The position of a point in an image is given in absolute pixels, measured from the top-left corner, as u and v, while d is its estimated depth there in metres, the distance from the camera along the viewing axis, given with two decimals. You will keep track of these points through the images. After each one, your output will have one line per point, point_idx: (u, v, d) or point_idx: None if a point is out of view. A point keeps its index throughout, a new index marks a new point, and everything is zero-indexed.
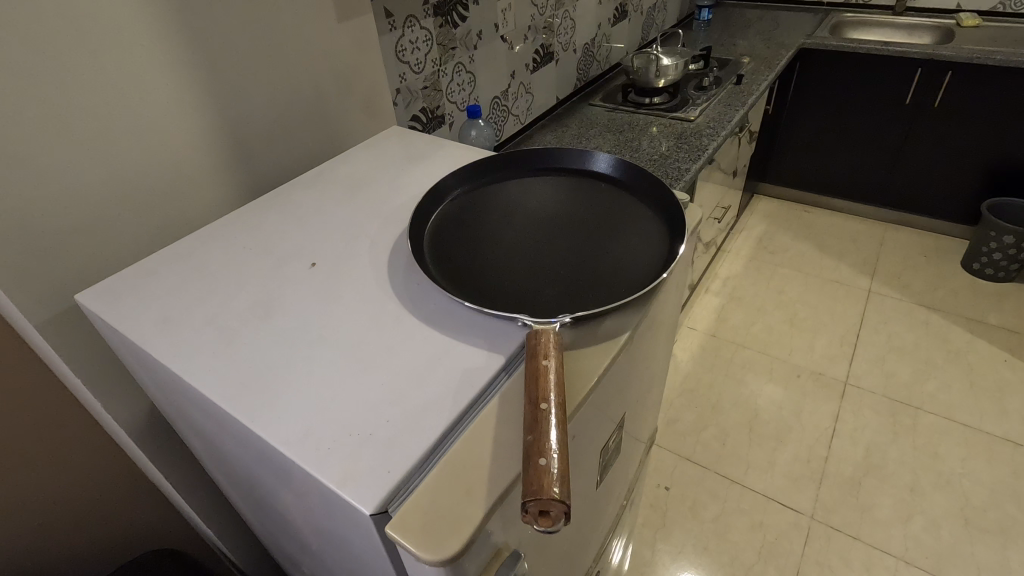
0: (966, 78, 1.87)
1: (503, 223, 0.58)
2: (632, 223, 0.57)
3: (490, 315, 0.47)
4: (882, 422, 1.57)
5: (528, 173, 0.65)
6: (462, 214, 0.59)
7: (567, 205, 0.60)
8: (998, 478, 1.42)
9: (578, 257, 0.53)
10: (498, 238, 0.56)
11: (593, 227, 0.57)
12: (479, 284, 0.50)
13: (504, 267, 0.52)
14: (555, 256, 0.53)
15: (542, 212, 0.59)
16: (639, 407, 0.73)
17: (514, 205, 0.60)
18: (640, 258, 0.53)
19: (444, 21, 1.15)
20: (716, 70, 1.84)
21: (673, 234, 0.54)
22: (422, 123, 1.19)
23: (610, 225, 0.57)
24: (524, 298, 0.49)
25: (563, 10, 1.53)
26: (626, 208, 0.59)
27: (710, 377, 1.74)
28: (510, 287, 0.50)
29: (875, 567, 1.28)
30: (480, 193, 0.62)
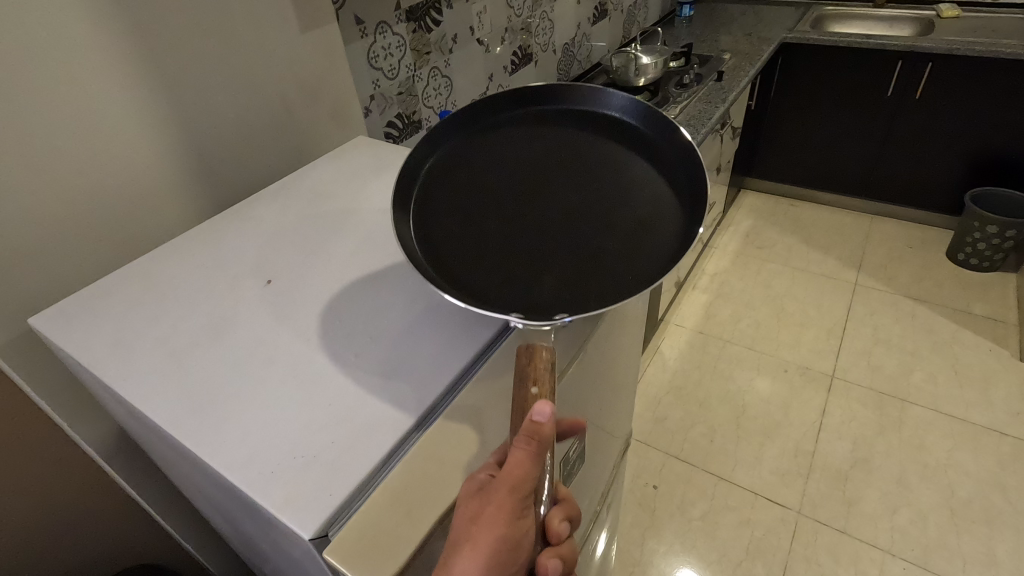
0: (946, 69, 1.87)
1: (503, 185, 0.55)
2: (641, 185, 0.54)
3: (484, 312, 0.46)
4: (869, 415, 1.58)
5: (532, 118, 0.60)
6: (458, 176, 0.56)
7: (572, 163, 0.56)
8: (984, 469, 1.43)
9: (584, 232, 0.51)
10: (498, 211, 0.53)
11: (599, 192, 0.54)
12: (478, 267, 0.49)
13: (505, 244, 0.51)
14: (558, 229, 0.51)
15: (546, 173, 0.56)
16: (610, 411, 0.73)
17: (516, 162, 0.57)
18: (651, 231, 0.50)
19: (417, 26, 1.14)
20: (697, 67, 1.84)
21: (674, 211, 0.51)
22: (399, 128, 1.18)
23: (616, 190, 0.54)
24: (524, 287, 0.48)
25: (541, 10, 1.53)
26: (636, 168, 0.55)
27: (698, 374, 1.74)
28: (515, 271, 0.49)
29: (862, 561, 1.28)
30: (478, 147, 0.58)
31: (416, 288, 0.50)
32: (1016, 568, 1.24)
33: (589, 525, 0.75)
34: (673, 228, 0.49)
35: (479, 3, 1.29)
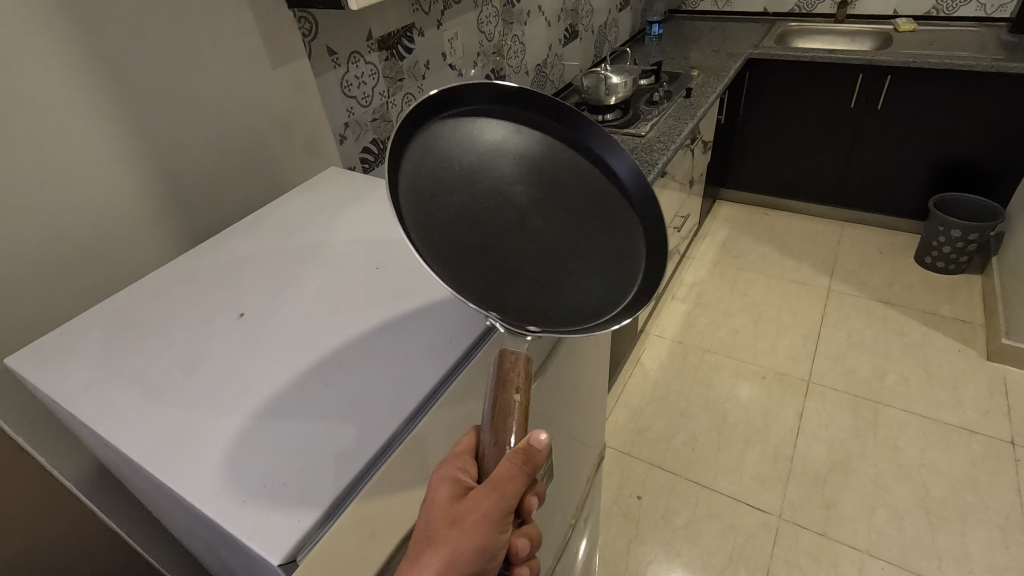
0: (905, 81, 1.95)
1: (487, 177, 0.54)
2: (606, 219, 0.57)
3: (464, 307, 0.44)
4: (845, 418, 1.61)
5: (519, 113, 0.58)
6: (448, 154, 0.53)
7: (548, 173, 0.57)
8: (956, 467, 1.46)
9: (551, 255, 0.52)
10: (482, 208, 0.52)
11: (567, 211, 0.56)
12: (460, 258, 0.47)
13: (479, 242, 0.50)
14: (530, 238, 0.52)
15: (528, 175, 0.56)
16: (580, 425, 0.75)
17: (496, 154, 0.55)
18: (601, 282, 0.53)
19: (389, 54, 1.17)
20: (666, 84, 1.90)
21: (631, 256, 0.55)
22: (374, 153, 1.20)
23: (583, 214, 0.56)
24: (496, 291, 0.47)
25: (512, 34, 1.57)
26: (601, 203, 0.58)
27: (679, 384, 1.77)
28: (493, 278, 0.48)
29: (841, 563, 1.31)
30: (465, 127, 0.55)
31: (383, 316, 0.52)
32: (989, 565, 1.27)
33: (564, 540, 0.77)
34: (629, 272, 0.54)
35: (451, 31, 1.33)
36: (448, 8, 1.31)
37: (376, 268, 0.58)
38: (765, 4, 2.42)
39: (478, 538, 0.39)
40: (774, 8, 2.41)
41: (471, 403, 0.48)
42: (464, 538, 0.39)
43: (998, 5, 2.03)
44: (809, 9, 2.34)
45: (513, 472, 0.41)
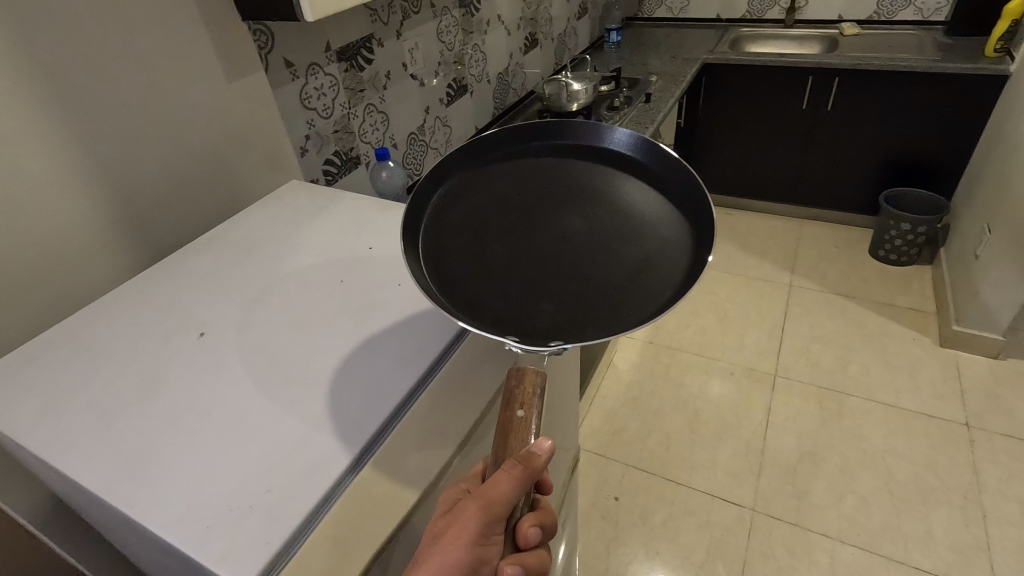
0: (852, 82, 2.03)
1: (506, 216, 0.59)
2: (649, 233, 0.56)
3: (494, 326, 0.50)
4: (811, 409, 1.66)
5: (584, 146, 0.64)
6: (464, 214, 0.59)
7: (594, 193, 0.60)
8: (917, 450, 1.51)
9: (591, 262, 0.54)
10: (508, 243, 0.56)
11: (605, 227, 0.57)
12: (487, 289, 0.52)
13: (506, 262, 0.54)
14: (564, 250, 0.55)
15: (549, 206, 0.60)
16: (553, 425, 0.76)
17: (542, 182, 0.62)
18: (654, 263, 0.53)
19: (349, 65, 1.16)
20: (626, 90, 1.93)
21: (675, 268, 0.52)
22: (337, 165, 1.19)
23: (621, 227, 0.57)
24: (521, 308, 0.51)
25: (473, 43, 1.58)
26: (652, 219, 0.57)
27: (651, 384, 1.79)
28: (527, 298, 0.51)
29: (813, 551, 1.34)
30: (524, 164, 0.64)
31: (349, 329, 0.51)
32: (953, 544, 1.32)
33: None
34: (667, 282, 0.50)
35: (411, 40, 1.33)
36: (407, 18, 1.31)
37: (340, 281, 0.57)
38: (718, 11, 2.49)
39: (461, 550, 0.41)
40: (726, 15, 2.48)
41: (446, 410, 0.48)
42: (448, 550, 0.41)
43: (934, 8, 2.14)
44: (759, 15, 2.43)
45: (501, 487, 0.43)
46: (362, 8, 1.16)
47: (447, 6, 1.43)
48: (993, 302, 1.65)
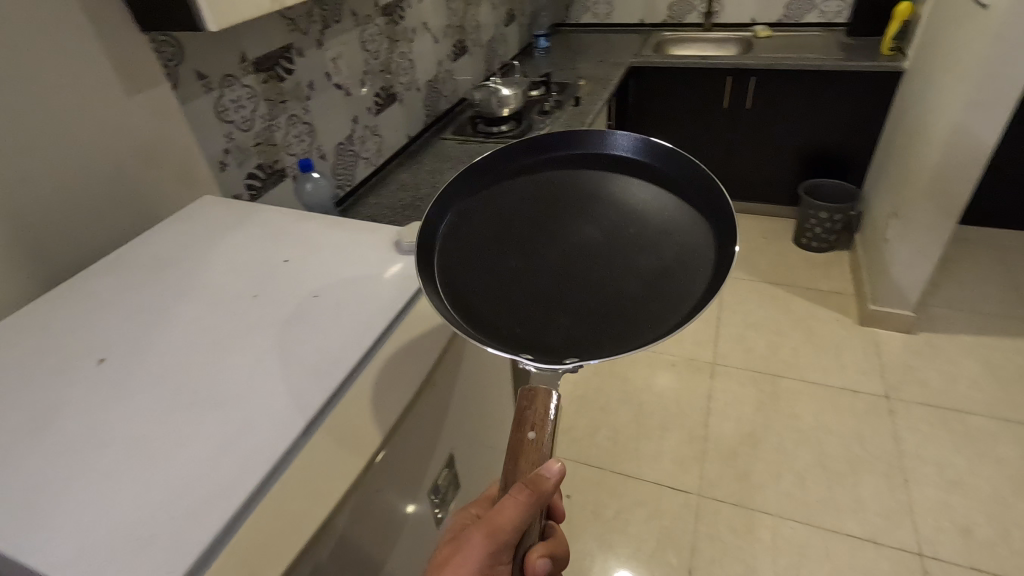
0: (766, 81, 2.15)
1: (526, 231, 0.64)
2: (663, 246, 0.61)
3: (533, 331, 0.54)
4: (748, 393, 1.73)
5: (599, 154, 0.70)
6: (487, 232, 0.64)
7: (609, 206, 0.66)
8: (845, 424, 1.61)
9: (615, 267, 0.59)
10: (535, 256, 0.61)
11: (623, 232, 0.62)
12: (519, 300, 0.57)
13: (522, 275, 0.59)
14: (588, 257, 0.60)
15: (567, 217, 0.65)
16: (478, 413, 0.77)
17: (559, 196, 0.68)
18: (675, 264, 0.58)
19: (268, 76, 1.13)
20: (556, 94, 1.97)
21: (693, 281, 0.56)
22: (261, 178, 1.15)
23: (637, 237, 0.62)
24: (538, 318, 0.55)
25: (399, 51, 1.57)
26: (667, 232, 0.62)
27: (597, 380, 1.82)
28: (561, 304, 0.56)
29: (756, 528, 1.39)
30: (542, 177, 0.70)
31: (263, 342, 0.49)
32: (880, 508, 1.39)
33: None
34: (683, 294, 0.54)
35: (333, 50, 1.31)
36: (328, 27, 1.28)
37: (253, 294, 0.55)
38: (641, 16, 2.58)
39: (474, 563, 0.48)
40: (649, 20, 2.58)
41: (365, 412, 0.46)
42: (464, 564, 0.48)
43: (836, 11, 2.29)
44: (679, 20, 2.53)
45: (509, 516, 0.48)
46: (279, 17, 1.13)
47: (369, 14, 1.42)
48: (903, 280, 1.78)
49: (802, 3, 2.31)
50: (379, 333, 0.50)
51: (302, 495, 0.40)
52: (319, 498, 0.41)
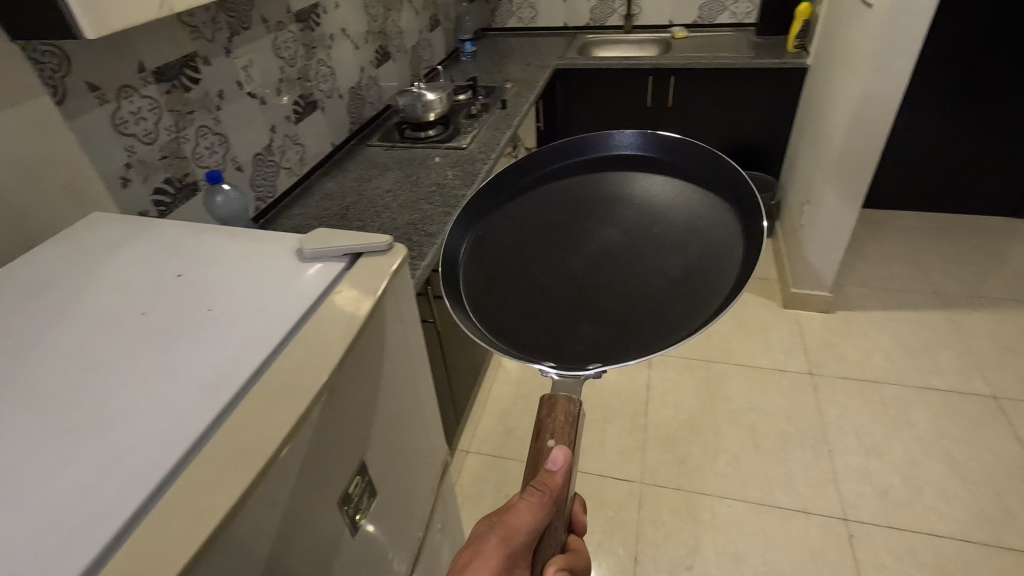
0: (685, 80, 2.24)
1: (552, 236, 0.67)
2: (690, 242, 0.62)
3: (566, 321, 0.56)
4: (683, 380, 1.79)
5: (611, 160, 0.76)
6: (516, 241, 0.67)
7: (632, 208, 0.68)
8: (773, 402, 1.69)
9: (642, 263, 0.61)
10: (563, 257, 0.64)
11: (647, 230, 0.65)
12: (552, 295, 0.59)
13: (550, 281, 0.61)
14: (617, 254, 0.63)
15: (590, 221, 0.68)
16: (427, 418, 0.72)
17: (580, 205, 0.71)
18: (702, 258, 0.60)
19: (171, 86, 1.08)
20: (483, 98, 1.98)
21: (723, 273, 0.57)
22: (171, 193, 1.10)
23: (662, 234, 0.64)
24: (568, 312, 0.57)
25: (317, 58, 1.53)
26: (693, 228, 0.64)
27: (539, 379, 1.84)
28: (595, 297, 0.58)
29: (697, 509, 1.44)
30: (564, 187, 0.75)
31: (149, 363, 0.48)
32: (808, 479, 1.47)
33: (411, 564, 0.70)
34: (715, 285, 0.56)
35: (244, 58, 1.27)
36: (236, 34, 1.24)
37: (141, 314, 0.54)
38: (564, 19, 2.64)
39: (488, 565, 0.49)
40: (572, 23, 2.64)
41: (257, 422, 0.43)
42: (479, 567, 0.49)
43: (745, 12, 2.42)
44: (601, 22, 2.60)
45: (523, 517, 0.49)
46: (180, 25, 1.08)
47: (281, 21, 1.38)
48: (819, 262, 1.89)
49: (714, 6, 2.43)
50: (276, 343, 0.50)
51: (183, 517, 0.37)
52: (200, 518, 0.36)
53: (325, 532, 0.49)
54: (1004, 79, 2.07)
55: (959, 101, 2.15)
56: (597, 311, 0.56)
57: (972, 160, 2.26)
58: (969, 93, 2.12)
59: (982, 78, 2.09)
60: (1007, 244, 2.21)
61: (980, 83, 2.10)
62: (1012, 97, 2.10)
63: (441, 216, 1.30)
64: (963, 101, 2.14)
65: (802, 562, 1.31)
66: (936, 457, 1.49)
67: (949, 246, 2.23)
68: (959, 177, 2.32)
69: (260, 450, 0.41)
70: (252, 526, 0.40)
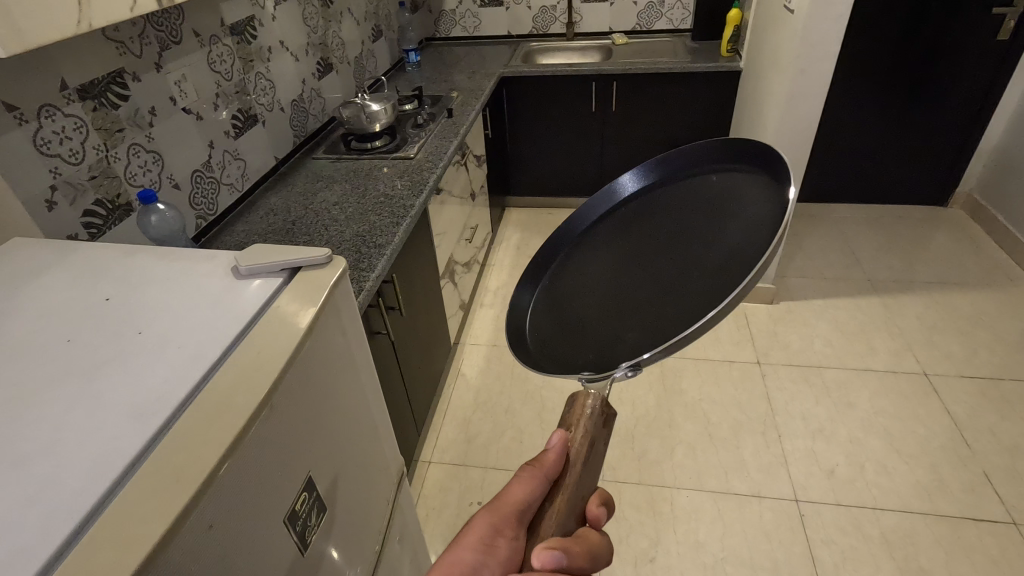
0: (627, 85, 2.30)
1: (605, 261, 0.66)
2: (748, 217, 0.55)
3: (618, 341, 0.54)
4: (639, 376, 1.84)
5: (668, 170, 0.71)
6: (574, 274, 0.67)
7: (693, 206, 0.63)
8: (725, 393, 1.75)
9: (690, 265, 0.56)
10: (615, 280, 0.62)
11: (698, 230, 0.60)
12: (605, 321, 0.58)
13: (616, 303, 0.59)
14: (666, 262, 0.59)
15: (644, 237, 0.65)
16: (379, 429, 0.72)
17: (634, 223, 0.68)
18: (747, 236, 0.53)
19: (98, 104, 1.04)
20: (429, 107, 1.99)
21: (760, 244, 0.50)
22: (102, 214, 1.06)
23: (713, 228, 0.58)
24: (619, 333, 0.55)
25: (255, 71, 1.50)
26: (757, 205, 0.56)
27: (499, 385, 1.85)
28: (644, 314, 0.55)
29: (657, 501, 1.47)
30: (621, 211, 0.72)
31: (76, 391, 0.46)
32: (760, 465, 1.53)
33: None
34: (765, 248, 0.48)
35: (176, 72, 1.23)
36: (167, 48, 1.20)
37: (66, 340, 0.52)
38: (508, 28, 2.67)
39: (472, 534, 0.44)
40: (516, 31, 2.67)
41: (191, 443, 0.42)
42: (467, 541, 0.43)
43: (680, 18, 2.52)
44: (544, 30, 2.64)
45: (516, 485, 0.46)
46: (105, 40, 1.04)
47: (215, 34, 1.35)
48: None
49: (651, 12, 2.51)
50: (211, 363, 0.49)
51: (113, 546, 0.36)
52: (131, 546, 0.36)
53: (274, 549, 0.48)
54: (917, 77, 2.23)
55: (878, 98, 2.30)
56: (645, 324, 0.54)
57: (895, 153, 2.42)
58: (887, 91, 2.27)
59: (898, 77, 2.24)
60: (930, 230, 2.37)
61: (897, 81, 2.25)
62: (924, 94, 2.26)
63: (390, 226, 1.30)
64: (882, 98, 2.29)
65: (758, 544, 1.35)
66: (876, 435, 1.58)
67: (879, 235, 2.37)
68: (883, 170, 2.47)
69: (194, 471, 0.40)
70: (190, 548, 0.39)
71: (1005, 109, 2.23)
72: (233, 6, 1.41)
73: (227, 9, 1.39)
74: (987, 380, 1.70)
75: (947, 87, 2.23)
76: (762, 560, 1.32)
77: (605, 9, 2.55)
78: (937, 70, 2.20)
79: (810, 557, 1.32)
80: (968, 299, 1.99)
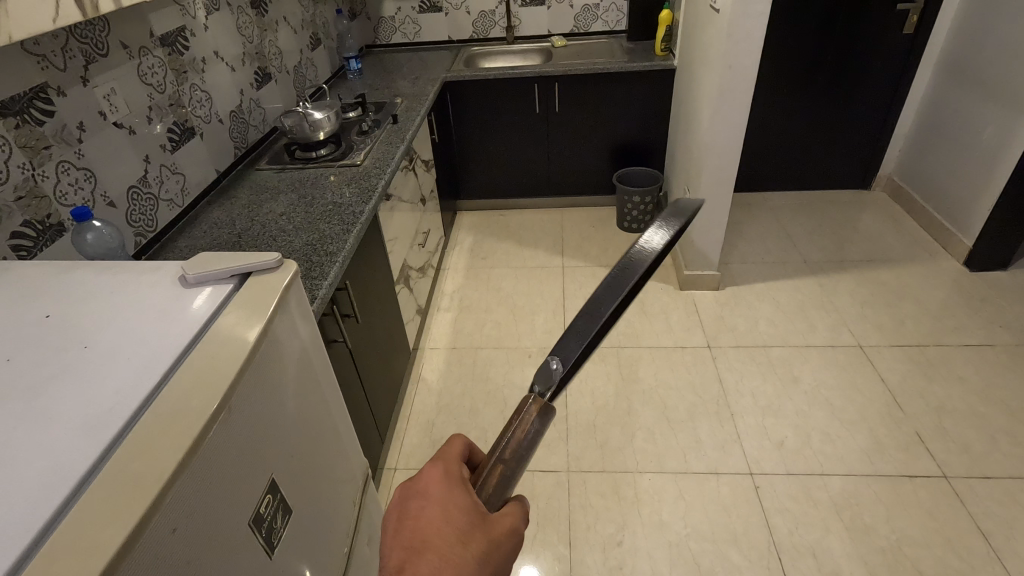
0: (567, 86, 2.35)
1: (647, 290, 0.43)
2: None
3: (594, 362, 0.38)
4: (598, 366, 1.88)
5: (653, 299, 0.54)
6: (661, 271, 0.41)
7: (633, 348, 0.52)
8: (679, 376, 1.82)
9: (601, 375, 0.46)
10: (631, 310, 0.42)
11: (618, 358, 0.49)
12: None
13: None
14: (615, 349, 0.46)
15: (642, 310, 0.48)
16: (338, 433, 0.72)
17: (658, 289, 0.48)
18: None
19: (20, 120, 0.99)
20: (373, 114, 1.98)
21: None
22: (32, 236, 1.01)
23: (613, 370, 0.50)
24: None
25: (189, 82, 1.46)
26: None
27: (460, 387, 1.86)
28: None
29: (621, 487, 1.51)
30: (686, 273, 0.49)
31: (19, 409, 0.45)
32: (716, 443, 1.60)
33: None
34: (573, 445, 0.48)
35: (104, 87, 1.19)
36: (93, 61, 1.16)
37: (6, 359, 0.50)
38: (448, 33, 2.69)
39: (511, 542, 0.46)
40: (456, 36, 2.70)
41: (147, 449, 0.42)
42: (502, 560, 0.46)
43: (616, 20, 2.60)
44: (484, 34, 2.67)
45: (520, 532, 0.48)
46: (24, 54, 1.00)
47: (144, 46, 1.31)
48: (704, 246, 2.05)
49: (588, 15, 2.58)
50: (162, 374, 0.49)
51: (75, 556, 0.35)
52: (92, 554, 0.35)
53: (241, 554, 0.48)
54: (836, 70, 2.38)
55: (803, 91, 2.44)
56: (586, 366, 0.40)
57: (821, 142, 2.57)
58: (810, 84, 2.42)
59: (819, 69, 2.38)
60: (857, 212, 2.53)
61: (818, 75, 2.39)
62: (844, 86, 2.42)
63: (340, 234, 1.29)
64: (805, 91, 2.44)
65: (717, 518, 1.42)
66: (819, 406, 1.67)
67: (813, 219, 2.51)
68: (812, 158, 2.62)
69: (154, 477, 0.40)
70: (154, 553, 0.39)
71: (915, 97, 2.41)
72: (163, 17, 1.37)
73: (155, 19, 1.35)
74: (914, 348, 1.83)
75: (863, 78, 2.39)
76: (722, 532, 1.39)
77: (543, 12, 2.60)
78: (854, 63, 2.35)
79: (767, 526, 1.39)
80: (894, 274, 2.14)
